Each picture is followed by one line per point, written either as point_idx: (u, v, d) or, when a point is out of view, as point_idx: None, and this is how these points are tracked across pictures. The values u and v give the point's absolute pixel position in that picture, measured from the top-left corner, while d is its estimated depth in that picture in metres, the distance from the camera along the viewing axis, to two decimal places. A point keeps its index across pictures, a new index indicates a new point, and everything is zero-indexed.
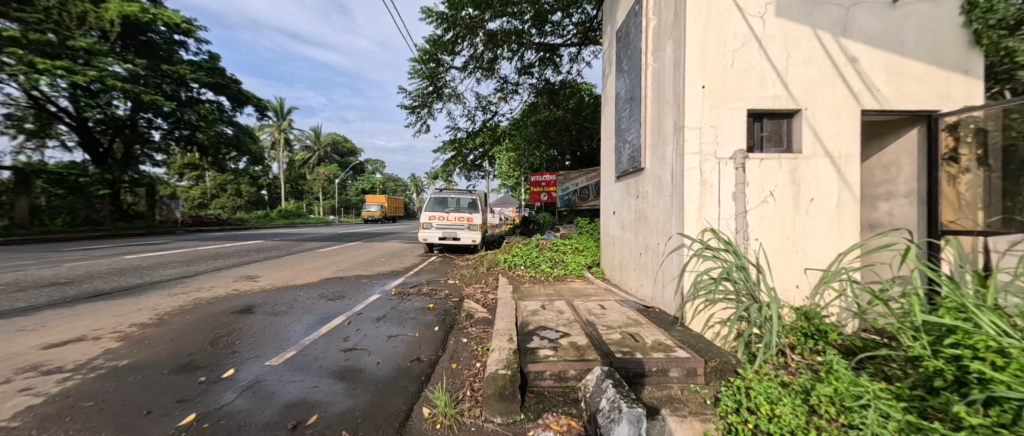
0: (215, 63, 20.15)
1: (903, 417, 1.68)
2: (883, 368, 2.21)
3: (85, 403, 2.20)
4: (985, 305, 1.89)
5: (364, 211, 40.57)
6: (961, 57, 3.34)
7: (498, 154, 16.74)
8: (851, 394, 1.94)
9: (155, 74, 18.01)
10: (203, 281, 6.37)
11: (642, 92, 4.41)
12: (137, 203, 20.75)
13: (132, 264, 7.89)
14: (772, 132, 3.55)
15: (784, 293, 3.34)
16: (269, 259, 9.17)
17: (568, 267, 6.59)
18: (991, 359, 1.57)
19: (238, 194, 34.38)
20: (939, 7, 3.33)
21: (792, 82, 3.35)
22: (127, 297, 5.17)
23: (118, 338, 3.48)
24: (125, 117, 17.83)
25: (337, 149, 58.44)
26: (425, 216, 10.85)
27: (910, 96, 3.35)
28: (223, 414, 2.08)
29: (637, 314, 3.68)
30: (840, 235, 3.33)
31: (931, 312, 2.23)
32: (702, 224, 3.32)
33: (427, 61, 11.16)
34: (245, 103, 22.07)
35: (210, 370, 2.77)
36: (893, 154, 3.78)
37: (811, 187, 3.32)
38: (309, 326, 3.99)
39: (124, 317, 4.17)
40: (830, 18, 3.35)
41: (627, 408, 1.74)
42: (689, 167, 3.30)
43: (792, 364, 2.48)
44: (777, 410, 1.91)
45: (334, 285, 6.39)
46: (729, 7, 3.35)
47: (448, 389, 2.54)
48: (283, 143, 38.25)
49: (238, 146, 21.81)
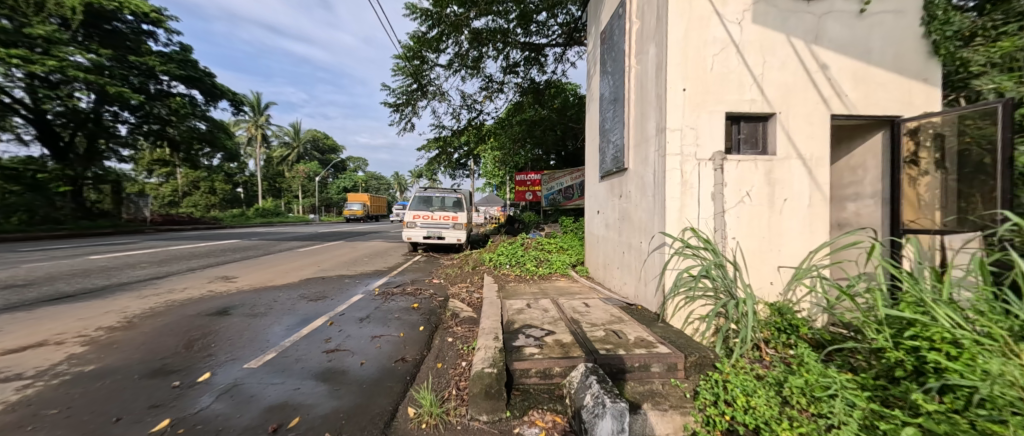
0: (186, 56, 19.27)
1: (867, 405, 1.78)
2: (849, 361, 2.33)
3: (50, 410, 2.10)
4: (942, 300, 2.01)
5: (346, 211, 39.83)
6: (920, 66, 3.55)
7: (483, 152, 16.74)
8: (820, 385, 2.03)
9: (121, 66, 17.00)
10: (176, 282, 6.13)
11: (626, 93, 4.49)
12: (101, 201, 19.51)
13: (98, 265, 7.53)
14: (749, 134, 3.69)
15: (760, 289, 3.48)
16: (247, 259, 8.92)
17: (553, 265, 6.65)
18: (946, 350, 1.69)
19: (211, 192, 32.84)
20: (902, 17, 3.53)
21: (767, 87, 3.49)
22: (93, 299, 4.92)
23: (83, 343, 3.31)
24: (88, 109, 16.93)
25: (317, 145, 56.69)
26: (409, 215, 10.73)
27: (874, 102, 3.55)
28: (200, 418, 2.02)
29: (620, 312, 3.76)
30: (812, 234, 3.50)
31: (892, 306, 2.36)
32: (683, 223, 3.42)
33: (411, 58, 11.01)
34: (219, 97, 21.13)
35: (185, 374, 2.67)
36: (860, 157, 3.98)
37: (785, 188, 3.47)
38: (289, 328, 3.89)
39: (91, 321, 3.97)
40: (803, 26, 3.50)
41: (611, 402, 1.79)
42: (671, 168, 3.39)
43: (766, 358, 2.60)
44: (752, 401, 2.00)
45: (317, 285, 6.27)
46: (709, 13, 3.46)
47: (433, 388, 2.53)
48: (260, 139, 36.93)
49: (212, 141, 20.92)
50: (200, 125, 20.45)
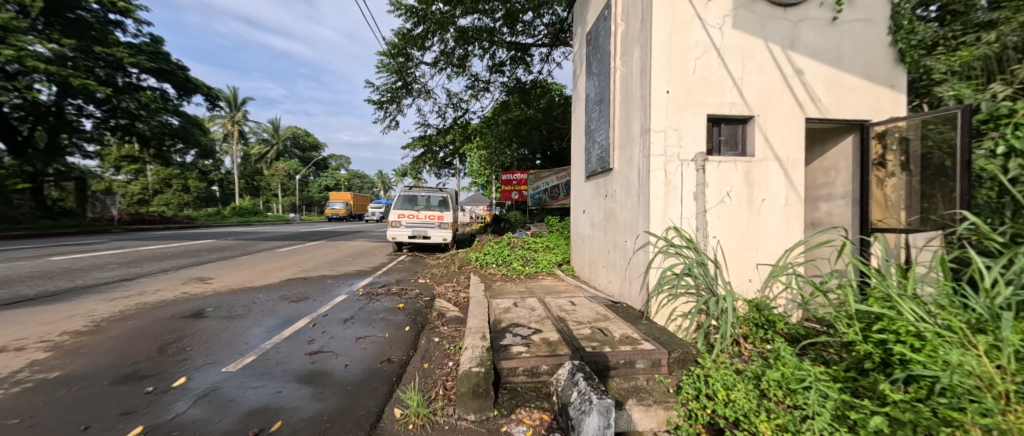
0: (157, 48, 18.44)
1: (838, 396, 1.87)
2: (822, 354, 2.43)
3: (10, 420, 1.98)
4: (906, 294, 2.12)
5: (327, 210, 38.94)
6: (888, 73, 3.73)
7: (469, 152, 16.65)
8: (795, 377, 2.11)
9: (86, 57, 16.16)
10: (147, 284, 5.87)
11: (611, 94, 4.55)
12: (65, 199, 18.59)
13: (62, 266, 7.15)
14: (729, 136, 3.79)
15: (739, 286, 3.59)
16: (223, 260, 8.61)
17: (539, 264, 6.69)
18: (911, 342, 1.79)
19: (184, 190, 31.53)
20: (872, 26, 3.70)
21: (746, 90, 3.60)
22: (57, 302, 4.66)
23: (46, 348, 3.13)
24: (50, 103, 16.04)
25: (297, 142, 55.18)
26: (394, 214, 10.59)
27: (846, 107, 3.71)
28: (176, 424, 1.95)
29: (605, 309, 3.81)
30: (788, 233, 3.63)
31: (862, 301, 2.48)
32: (667, 222, 3.50)
33: (396, 55, 10.83)
34: (193, 92, 20.30)
35: (158, 379, 2.56)
36: (832, 159, 4.18)
37: (762, 188, 3.59)
38: (269, 330, 3.78)
39: (55, 325, 3.76)
40: (780, 32, 3.62)
41: (597, 398, 1.81)
42: (655, 168, 3.46)
43: (745, 353, 2.69)
44: (732, 395, 2.07)
45: (298, 286, 6.12)
46: (691, 17, 3.54)
47: (420, 389, 2.51)
48: (237, 136, 35.67)
49: (186, 137, 20.09)
50: (173, 120, 19.65)
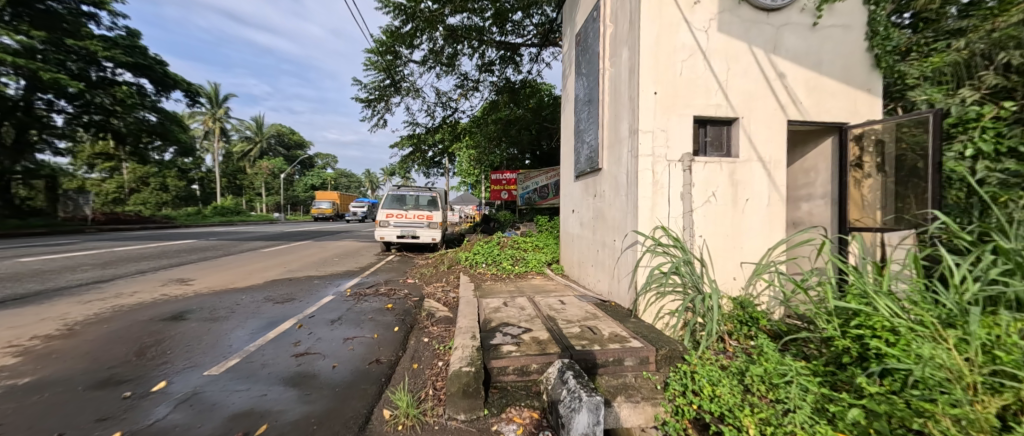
0: (134, 41, 17.78)
1: (818, 390, 1.93)
2: (803, 349, 2.51)
3: None
4: (881, 291, 2.21)
5: (313, 210, 38.22)
6: (865, 77, 3.86)
7: (458, 151, 16.56)
8: (777, 372, 2.17)
9: (57, 50, 15.51)
10: (124, 286, 5.67)
11: (600, 95, 4.59)
12: (34, 197, 17.80)
13: (32, 268, 6.84)
14: (714, 138, 3.87)
15: (724, 284, 3.68)
16: (205, 261, 8.38)
17: (528, 264, 6.71)
18: (886, 337, 1.87)
19: (162, 188, 30.51)
20: (850, 31, 3.82)
21: (731, 93, 3.68)
22: (26, 305, 4.46)
23: (15, 353, 3.00)
24: (17, 97, 15.33)
25: (281, 139, 53.98)
26: (382, 214, 10.46)
27: (825, 110, 3.83)
28: (156, 430, 1.89)
29: (594, 308, 3.85)
30: (771, 232, 3.73)
31: (840, 298, 2.56)
32: (654, 222, 3.55)
33: (384, 53, 10.69)
34: (172, 87, 19.64)
35: (137, 384, 2.48)
36: (812, 161, 4.31)
37: (746, 188, 3.67)
38: (253, 332, 3.69)
39: (24, 329, 3.60)
40: (763, 36, 3.72)
41: (587, 396, 1.83)
42: (643, 168, 3.51)
43: (729, 349, 2.76)
44: (717, 390, 2.11)
45: (283, 287, 5.99)
46: (678, 20, 3.60)
47: (410, 389, 2.50)
48: (218, 133, 34.68)
49: (164, 135, 19.37)
50: (151, 116, 18.99)
